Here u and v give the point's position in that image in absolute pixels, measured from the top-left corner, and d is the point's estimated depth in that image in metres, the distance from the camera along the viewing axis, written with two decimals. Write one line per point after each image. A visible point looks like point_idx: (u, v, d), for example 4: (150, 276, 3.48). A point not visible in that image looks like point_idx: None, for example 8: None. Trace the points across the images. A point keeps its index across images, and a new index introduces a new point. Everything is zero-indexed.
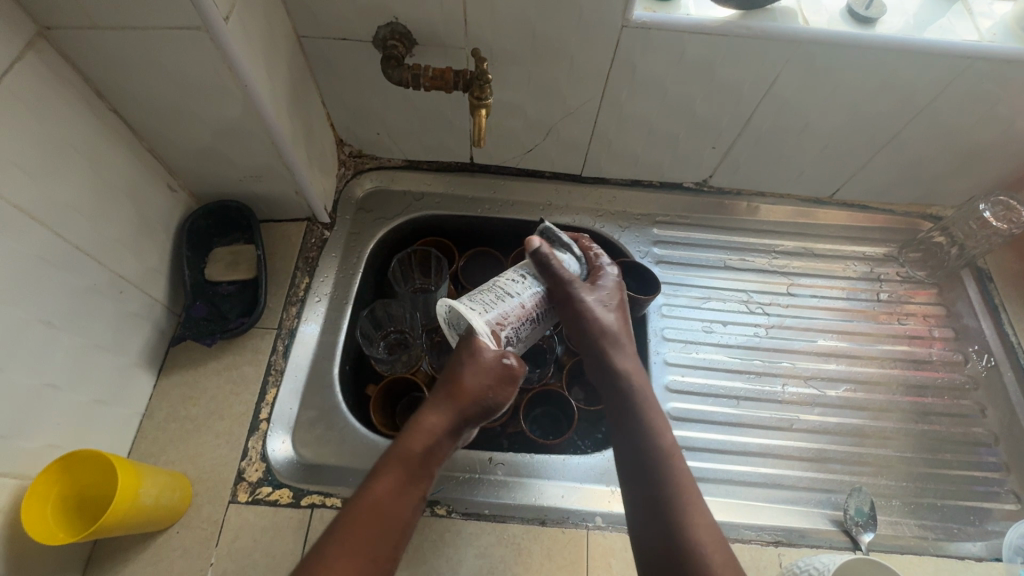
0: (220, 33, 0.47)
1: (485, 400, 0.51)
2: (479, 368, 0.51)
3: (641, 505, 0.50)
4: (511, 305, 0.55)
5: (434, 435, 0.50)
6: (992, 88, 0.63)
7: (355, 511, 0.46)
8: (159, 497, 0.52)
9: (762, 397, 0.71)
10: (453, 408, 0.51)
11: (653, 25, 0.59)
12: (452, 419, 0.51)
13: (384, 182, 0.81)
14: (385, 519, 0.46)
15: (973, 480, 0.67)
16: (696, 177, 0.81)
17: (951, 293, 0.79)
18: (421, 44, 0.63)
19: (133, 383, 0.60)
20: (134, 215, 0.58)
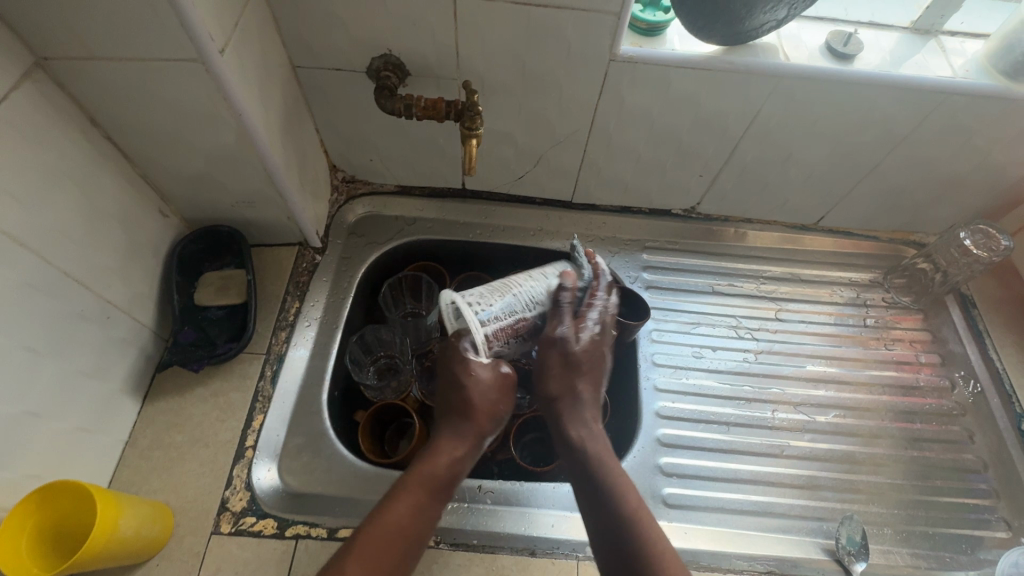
0: (215, 65, 0.48)
1: (491, 414, 0.57)
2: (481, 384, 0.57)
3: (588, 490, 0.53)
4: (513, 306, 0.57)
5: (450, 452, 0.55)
6: (968, 121, 0.65)
7: (357, 551, 0.47)
8: (139, 528, 0.50)
9: (753, 423, 0.71)
10: (468, 429, 0.56)
11: (639, 59, 0.60)
12: (467, 440, 0.56)
13: (376, 207, 0.82)
14: (400, 548, 0.48)
15: (964, 507, 0.67)
16: (684, 204, 0.82)
17: (936, 319, 0.80)
18: (414, 75, 0.64)
19: (117, 409, 0.59)
20: (124, 240, 0.58)
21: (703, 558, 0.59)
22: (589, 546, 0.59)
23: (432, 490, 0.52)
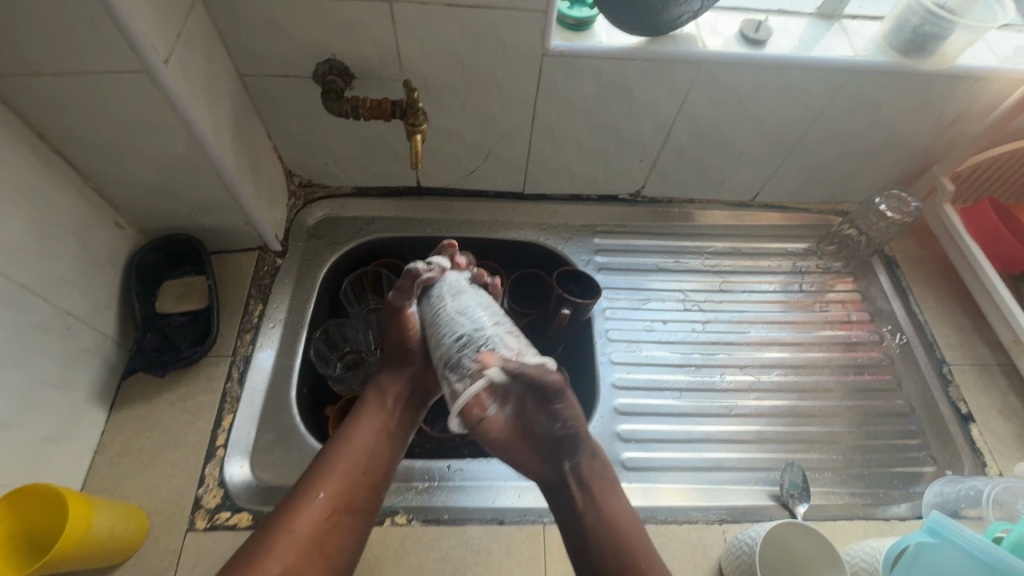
0: (160, 74, 0.50)
1: (408, 338, 0.61)
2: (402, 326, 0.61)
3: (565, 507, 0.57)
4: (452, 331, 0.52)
5: (403, 383, 0.62)
6: (873, 94, 0.71)
7: (320, 467, 0.55)
8: (113, 529, 0.51)
9: (703, 388, 0.76)
10: (395, 357, 0.62)
11: (569, 53, 0.65)
12: (401, 366, 0.62)
13: (334, 209, 0.84)
14: (361, 458, 0.56)
15: (898, 447, 0.73)
16: (630, 188, 0.87)
17: (865, 279, 0.86)
18: (360, 78, 0.67)
19: (85, 419, 0.60)
20: (80, 251, 0.59)
21: (661, 513, 0.63)
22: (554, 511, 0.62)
23: (383, 413, 0.60)
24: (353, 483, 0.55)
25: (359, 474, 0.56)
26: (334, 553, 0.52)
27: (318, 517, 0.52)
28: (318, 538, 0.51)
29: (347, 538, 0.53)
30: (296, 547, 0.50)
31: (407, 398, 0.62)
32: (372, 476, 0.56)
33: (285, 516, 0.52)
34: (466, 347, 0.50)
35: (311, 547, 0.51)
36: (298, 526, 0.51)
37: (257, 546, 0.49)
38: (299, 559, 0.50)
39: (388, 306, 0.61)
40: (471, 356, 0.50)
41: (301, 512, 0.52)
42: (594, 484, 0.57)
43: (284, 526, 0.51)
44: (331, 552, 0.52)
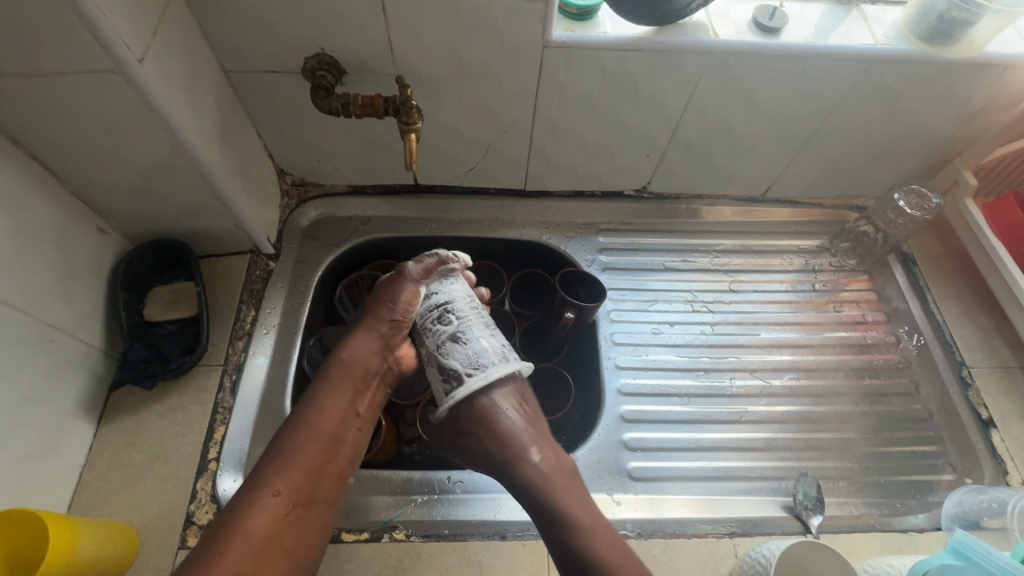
0: (136, 74, 0.47)
1: (392, 309, 0.61)
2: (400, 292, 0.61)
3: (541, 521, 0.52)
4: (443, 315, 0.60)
5: (370, 362, 0.59)
6: (894, 84, 0.67)
7: (277, 456, 0.50)
8: (100, 551, 0.49)
9: (712, 393, 0.73)
10: (374, 324, 0.61)
11: (572, 44, 0.61)
12: (376, 338, 0.60)
13: (329, 209, 0.81)
14: (325, 443, 0.52)
15: (916, 455, 0.70)
16: (635, 185, 0.83)
17: (881, 278, 0.83)
18: (351, 73, 0.64)
19: (71, 434, 0.58)
20: (60, 259, 0.56)
21: (669, 527, 0.61)
22: None
23: (349, 394, 0.56)
24: (316, 472, 0.51)
25: (324, 460, 0.52)
26: (296, 550, 0.47)
27: (276, 513, 0.47)
28: (277, 535, 0.46)
29: (310, 532, 0.48)
30: (252, 548, 0.45)
31: (375, 377, 0.59)
32: (339, 462, 0.52)
33: (236, 514, 0.46)
34: (442, 336, 0.59)
35: (269, 547, 0.45)
36: (251, 526, 0.46)
37: (207, 550, 0.44)
38: (257, 560, 0.45)
39: (398, 273, 0.62)
40: (450, 351, 0.58)
41: (254, 509, 0.47)
42: (553, 479, 0.54)
43: (234, 526, 0.45)
44: (295, 551, 0.47)
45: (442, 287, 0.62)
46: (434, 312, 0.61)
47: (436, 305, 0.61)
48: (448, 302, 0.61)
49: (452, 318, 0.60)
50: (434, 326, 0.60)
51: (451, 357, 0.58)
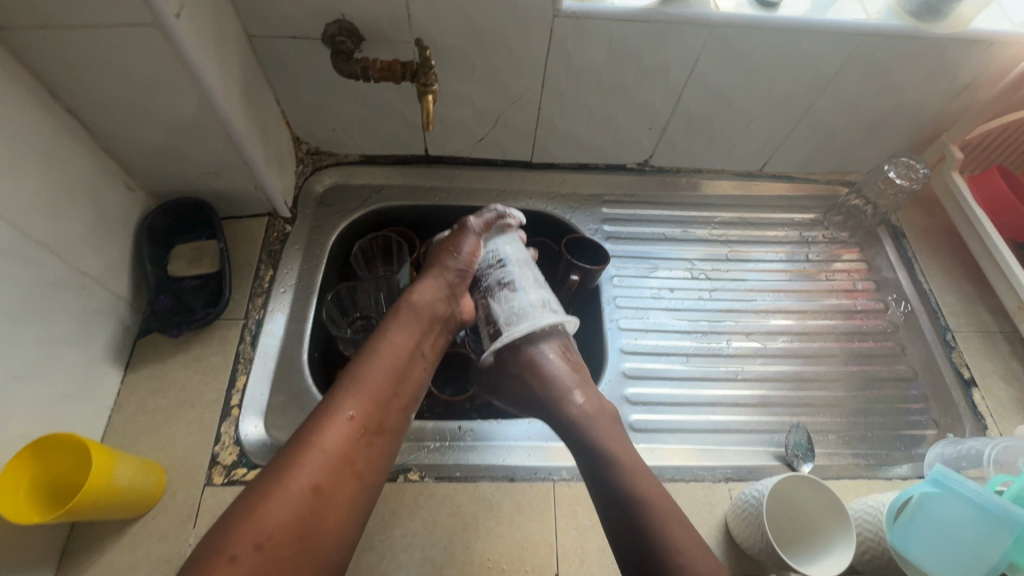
0: (172, 29, 0.50)
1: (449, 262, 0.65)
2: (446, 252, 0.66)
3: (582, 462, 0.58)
4: None
5: (434, 306, 0.62)
6: (885, 59, 0.71)
7: (348, 384, 0.53)
8: (133, 480, 0.52)
9: (710, 353, 0.77)
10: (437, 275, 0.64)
11: (581, 14, 0.64)
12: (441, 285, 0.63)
13: (343, 177, 0.84)
14: (390, 378, 0.55)
15: (901, 412, 0.74)
16: (638, 157, 0.87)
17: (871, 250, 0.87)
18: (369, 40, 0.67)
19: (101, 378, 0.61)
20: (92, 211, 0.59)
21: (668, 472, 0.65)
22: (563, 470, 0.63)
23: (412, 334, 0.59)
24: (383, 403, 0.53)
25: (390, 393, 0.54)
26: (364, 472, 0.50)
27: (349, 434, 0.50)
28: (349, 455, 0.50)
29: (376, 458, 0.51)
30: (327, 463, 0.48)
31: (438, 321, 0.62)
32: (403, 397, 0.55)
33: (312, 430, 0.50)
34: None
35: (342, 465, 0.49)
36: (328, 443, 0.49)
37: (287, 458, 0.48)
38: (330, 475, 0.48)
39: (459, 226, 0.68)
40: None
41: (330, 429, 0.50)
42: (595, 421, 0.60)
43: (314, 440, 0.49)
44: (363, 472, 0.50)
45: None
46: None
47: None
48: None
49: None
50: None
51: None
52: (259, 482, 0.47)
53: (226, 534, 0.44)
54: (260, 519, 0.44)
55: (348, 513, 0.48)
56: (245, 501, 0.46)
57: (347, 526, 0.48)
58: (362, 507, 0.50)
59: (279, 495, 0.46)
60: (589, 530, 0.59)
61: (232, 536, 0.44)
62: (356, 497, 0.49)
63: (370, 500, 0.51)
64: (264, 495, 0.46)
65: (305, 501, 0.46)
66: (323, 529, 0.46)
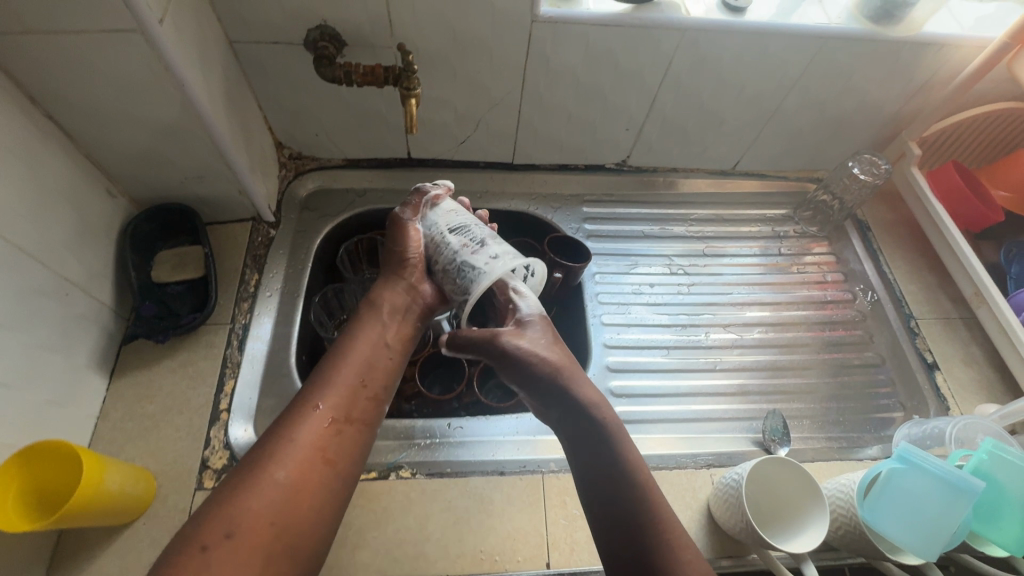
0: (155, 34, 0.51)
1: (401, 253, 0.63)
2: (401, 236, 0.64)
3: (582, 448, 0.53)
4: (442, 240, 0.61)
5: (397, 299, 0.62)
6: (847, 61, 0.74)
7: (318, 378, 0.54)
8: (123, 486, 0.52)
9: (689, 345, 0.79)
10: (392, 270, 0.64)
11: (558, 19, 0.66)
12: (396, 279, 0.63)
13: (326, 181, 0.84)
14: (359, 370, 0.56)
15: (871, 396, 0.78)
16: (616, 158, 0.89)
17: (839, 243, 0.91)
18: (351, 46, 0.68)
19: (86, 386, 0.61)
20: (74, 217, 0.59)
21: (653, 461, 0.67)
22: (552, 462, 0.65)
23: (379, 326, 0.60)
24: (353, 394, 0.54)
25: (359, 384, 0.55)
26: (337, 461, 0.51)
27: (319, 426, 0.51)
28: (320, 445, 0.50)
29: (349, 446, 0.52)
30: (299, 455, 0.49)
31: (405, 312, 0.62)
32: (372, 388, 0.56)
33: (283, 425, 0.50)
34: (444, 256, 0.60)
35: (314, 455, 0.49)
36: (298, 436, 0.50)
37: (258, 453, 0.49)
38: (302, 465, 0.48)
39: (393, 221, 0.65)
40: (455, 272, 0.59)
41: (300, 423, 0.51)
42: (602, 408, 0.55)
43: (284, 435, 0.49)
44: (335, 459, 0.51)
45: (439, 216, 0.63)
46: (437, 240, 0.62)
47: (436, 237, 0.62)
48: (446, 228, 0.62)
49: (450, 239, 0.60)
50: (440, 254, 0.61)
51: (453, 275, 0.59)
52: (231, 480, 0.47)
53: (199, 528, 0.43)
54: (235, 511, 0.44)
55: (325, 502, 0.49)
56: (217, 495, 0.46)
57: (323, 514, 0.48)
58: (338, 495, 0.50)
59: (252, 487, 0.46)
60: (578, 519, 0.61)
61: (204, 528, 0.43)
62: (331, 485, 0.50)
63: (345, 489, 0.51)
64: (236, 489, 0.46)
65: (279, 492, 0.46)
66: (300, 519, 0.46)
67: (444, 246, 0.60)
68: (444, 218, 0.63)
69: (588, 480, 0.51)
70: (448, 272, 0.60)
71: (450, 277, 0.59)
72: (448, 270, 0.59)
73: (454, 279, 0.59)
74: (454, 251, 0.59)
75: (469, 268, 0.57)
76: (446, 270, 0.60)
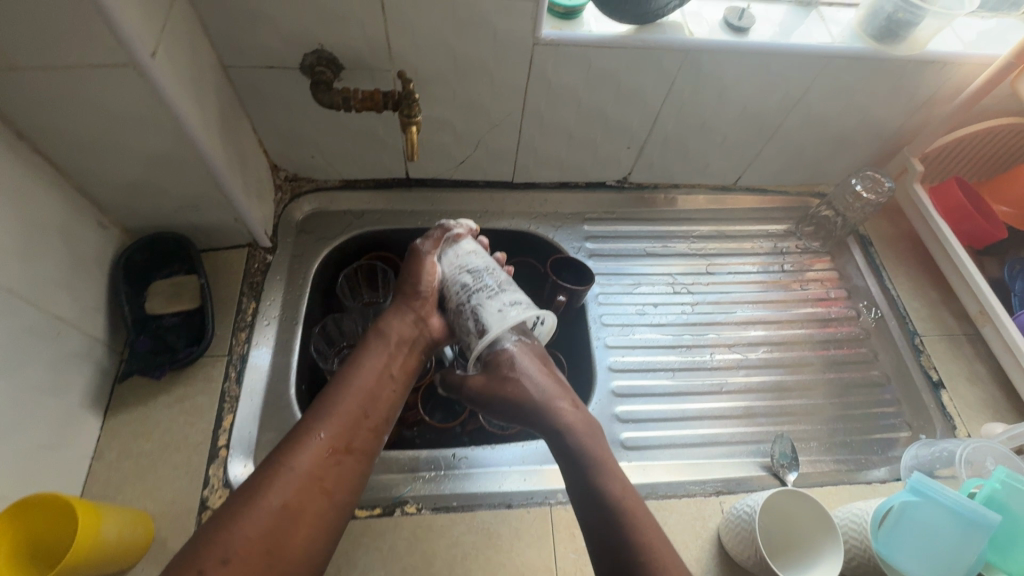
0: (148, 68, 0.49)
1: (415, 286, 0.62)
2: (417, 269, 0.62)
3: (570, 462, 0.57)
4: (457, 280, 0.60)
5: (404, 330, 0.61)
6: (850, 80, 0.74)
7: (321, 405, 0.54)
8: (121, 532, 0.51)
9: (694, 366, 0.79)
10: (405, 304, 0.62)
11: (560, 42, 0.65)
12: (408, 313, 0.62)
13: (323, 203, 0.83)
14: (362, 398, 0.55)
15: (878, 416, 0.77)
16: (617, 175, 0.88)
17: (841, 258, 0.91)
18: (348, 70, 0.66)
19: (79, 425, 0.59)
20: (65, 252, 0.57)
21: (661, 489, 0.66)
22: (559, 492, 0.64)
23: (386, 357, 0.59)
24: (354, 423, 0.54)
25: (361, 414, 0.55)
26: (335, 492, 0.50)
27: (319, 455, 0.51)
28: (319, 475, 0.50)
29: (348, 478, 0.51)
30: (296, 484, 0.49)
31: (410, 344, 0.61)
32: (374, 418, 0.55)
33: (284, 451, 0.50)
34: (458, 296, 0.59)
35: (311, 485, 0.49)
36: (297, 465, 0.49)
37: (258, 478, 0.49)
38: (298, 494, 0.48)
39: (412, 252, 0.63)
40: (467, 315, 0.58)
41: (300, 450, 0.50)
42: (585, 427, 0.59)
43: (283, 462, 0.49)
44: (332, 491, 0.50)
45: (456, 254, 0.62)
46: (451, 279, 0.61)
47: (451, 275, 0.61)
48: (462, 268, 0.60)
49: (465, 280, 0.59)
50: (454, 293, 0.60)
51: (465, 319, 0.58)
52: (229, 503, 0.47)
53: (196, 551, 0.44)
54: (228, 537, 0.45)
55: (316, 533, 0.48)
56: (215, 518, 0.46)
57: (314, 544, 0.48)
58: (330, 527, 0.49)
59: (247, 514, 0.46)
60: (588, 552, 0.60)
61: (200, 553, 0.44)
62: (325, 518, 0.49)
63: (341, 520, 0.50)
64: (233, 514, 0.46)
65: (272, 521, 0.46)
66: (290, 548, 0.46)
67: (459, 287, 0.59)
68: (459, 256, 0.61)
69: (579, 494, 0.55)
70: (461, 314, 0.58)
71: (462, 320, 0.58)
72: (461, 311, 0.58)
73: (466, 323, 0.58)
74: (468, 294, 0.58)
75: (482, 316, 0.56)
76: (458, 312, 0.59)
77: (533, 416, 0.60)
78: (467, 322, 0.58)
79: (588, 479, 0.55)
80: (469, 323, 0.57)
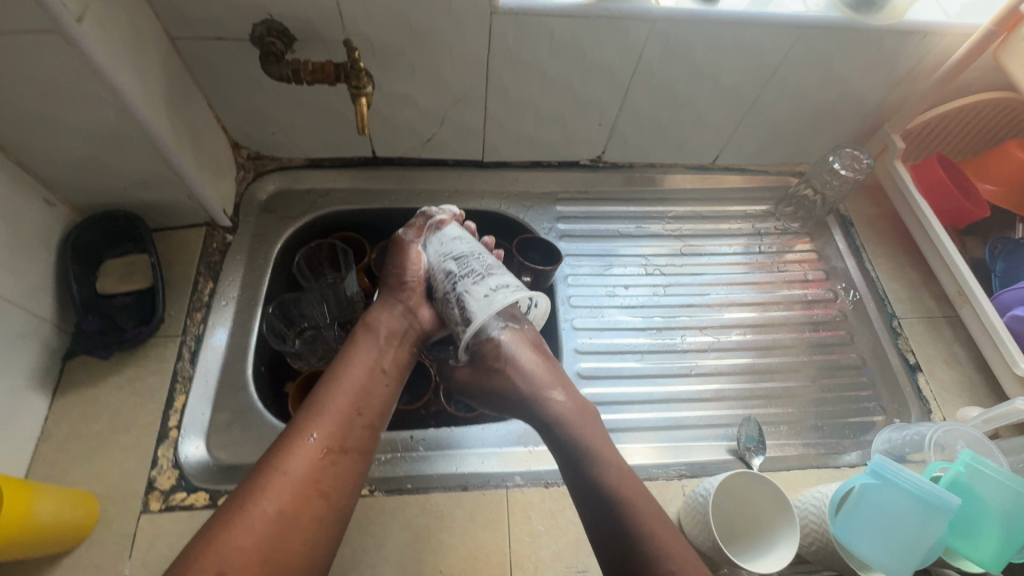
0: (75, 34, 0.47)
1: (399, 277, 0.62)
2: (402, 260, 0.62)
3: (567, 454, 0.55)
4: (443, 266, 0.59)
5: (393, 323, 0.60)
6: (827, 51, 0.71)
7: (312, 405, 0.52)
8: (59, 514, 0.50)
9: (664, 349, 0.77)
10: (393, 296, 0.61)
11: (519, 11, 0.63)
12: (396, 306, 0.61)
13: (287, 182, 0.81)
14: (354, 396, 0.54)
15: (852, 400, 0.75)
16: (590, 154, 0.86)
17: (821, 239, 0.88)
18: (301, 41, 0.64)
19: (25, 406, 0.58)
20: (5, 229, 0.55)
21: None
22: (517, 475, 0.63)
23: (376, 352, 0.58)
24: (348, 422, 0.52)
25: (355, 412, 0.53)
26: (332, 493, 0.49)
27: (312, 456, 0.49)
28: (313, 477, 0.48)
29: (344, 478, 0.50)
30: (291, 487, 0.47)
31: (400, 338, 0.60)
32: (368, 415, 0.54)
33: (276, 455, 0.49)
34: (445, 283, 0.58)
35: (306, 488, 0.48)
36: (290, 468, 0.48)
37: (248, 484, 0.47)
38: (293, 499, 0.47)
39: (395, 242, 0.63)
40: (453, 303, 0.57)
41: (293, 452, 0.49)
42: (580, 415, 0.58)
43: (275, 467, 0.48)
44: (329, 492, 0.49)
45: (442, 240, 0.61)
46: (438, 266, 0.59)
47: (438, 262, 0.60)
48: (448, 253, 0.59)
49: (451, 267, 0.58)
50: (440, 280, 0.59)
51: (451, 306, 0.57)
52: (220, 512, 0.45)
53: (187, 563, 0.42)
54: (221, 549, 0.43)
55: (316, 537, 0.47)
56: (207, 529, 0.44)
57: (315, 548, 0.46)
58: (330, 529, 0.48)
59: (240, 524, 0.44)
60: (543, 536, 0.59)
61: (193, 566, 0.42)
62: (324, 520, 0.48)
63: (341, 521, 0.49)
64: (224, 524, 0.44)
65: (268, 528, 0.45)
66: (290, 555, 0.45)
67: (445, 274, 0.58)
68: (446, 242, 0.60)
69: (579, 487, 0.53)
70: (447, 301, 0.57)
71: (449, 307, 0.57)
72: (448, 298, 0.57)
73: (453, 311, 0.57)
74: (454, 280, 0.57)
75: (467, 303, 0.55)
76: (445, 299, 0.58)
77: (523, 405, 0.60)
78: (454, 308, 0.56)
79: (586, 462, 0.54)
80: (455, 309, 0.56)
